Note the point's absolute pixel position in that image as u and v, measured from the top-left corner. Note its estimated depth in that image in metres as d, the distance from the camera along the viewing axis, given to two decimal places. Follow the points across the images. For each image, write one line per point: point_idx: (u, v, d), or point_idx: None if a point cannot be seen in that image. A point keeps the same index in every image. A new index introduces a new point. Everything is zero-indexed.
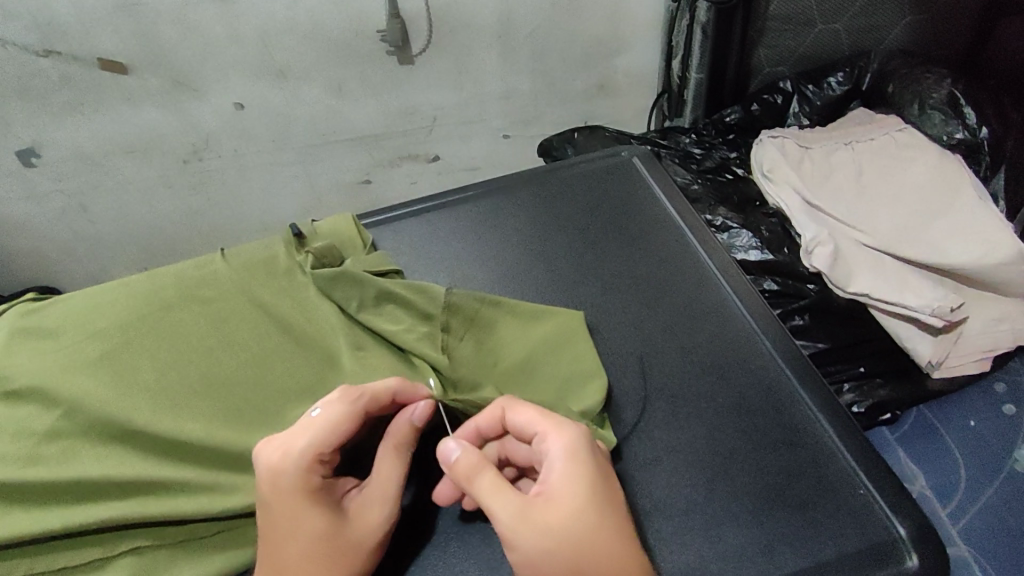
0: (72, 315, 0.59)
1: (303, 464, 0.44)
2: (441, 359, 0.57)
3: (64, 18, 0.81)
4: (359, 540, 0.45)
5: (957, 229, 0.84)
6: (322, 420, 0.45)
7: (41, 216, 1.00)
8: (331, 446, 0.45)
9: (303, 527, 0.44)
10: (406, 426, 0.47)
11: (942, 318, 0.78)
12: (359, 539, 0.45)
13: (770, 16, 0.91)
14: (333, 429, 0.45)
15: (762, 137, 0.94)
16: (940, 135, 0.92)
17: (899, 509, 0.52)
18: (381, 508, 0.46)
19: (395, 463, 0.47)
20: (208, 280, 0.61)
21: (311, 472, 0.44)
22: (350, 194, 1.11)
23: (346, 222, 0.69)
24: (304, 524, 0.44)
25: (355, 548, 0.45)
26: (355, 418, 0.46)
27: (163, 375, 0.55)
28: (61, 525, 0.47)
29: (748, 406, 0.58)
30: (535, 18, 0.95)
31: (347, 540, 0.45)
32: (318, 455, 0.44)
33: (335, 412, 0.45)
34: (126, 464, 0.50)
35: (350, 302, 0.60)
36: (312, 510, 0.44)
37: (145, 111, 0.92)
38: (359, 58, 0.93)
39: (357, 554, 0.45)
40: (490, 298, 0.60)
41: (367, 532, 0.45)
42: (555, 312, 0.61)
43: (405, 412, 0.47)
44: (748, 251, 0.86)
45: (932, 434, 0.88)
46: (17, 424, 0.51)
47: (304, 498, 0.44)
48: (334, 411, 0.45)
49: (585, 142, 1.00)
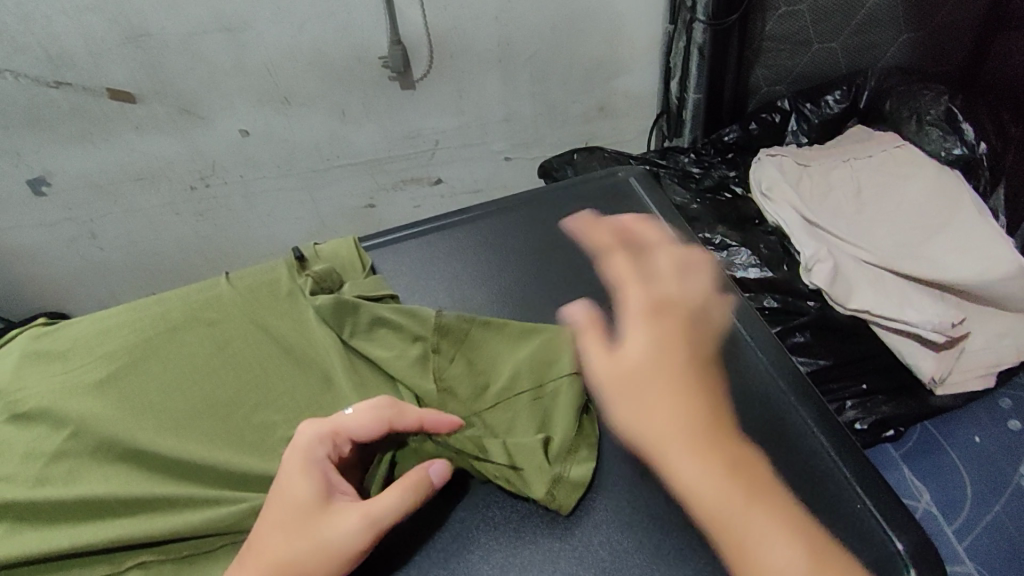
0: (82, 337, 0.60)
1: (324, 435, 0.48)
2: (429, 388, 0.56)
3: (75, 50, 0.84)
4: (336, 537, 0.45)
5: (959, 244, 0.83)
6: (358, 414, 0.49)
7: (51, 244, 1.02)
8: (352, 435, 0.49)
9: (293, 492, 0.46)
10: (420, 475, 0.48)
11: (942, 334, 0.77)
12: (334, 536, 0.45)
13: (766, 36, 0.92)
14: (361, 418, 0.49)
15: (761, 156, 0.94)
16: (938, 151, 0.93)
17: (902, 528, 0.52)
18: (365, 517, 0.45)
19: (399, 493, 0.47)
20: (213, 303, 0.62)
21: (325, 447, 0.47)
22: (353, 218, 1.12)
23: (347, 246, 0.70)
24: (295, 489, 0.46)
25: (328, 543, 0.44)
26: (381, 421, 0.49)
27: (168, 398, 0.56)
28: (73, 545, 0.48)
29: (746, 422, 0.57)
30: (533, 42, 0.96)
31: (326, 530, 0.45)
32: (338, 433, 0.48)
33: (373, 413, 0.49)
34: (131, 482, 0.51)
35: (344, 327, 0.60)
36: (312, 481, 0.46)
37: (154, 139, 0.94)
38: (361, 85, 0.95)
39: (330, 552, 0.44)
40: (479, 319, 0.61)
41: (346, 534, 0.45)
42: (541, 330, 0.61)
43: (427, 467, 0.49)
44: (747, 268, 0.87)
45: (935, 451, 0.87)
46: (27, 446, 0.52)
47: (308, 468, 0.46)
48: (373, 409, 0.49)
49: (583, 163, 1.00)
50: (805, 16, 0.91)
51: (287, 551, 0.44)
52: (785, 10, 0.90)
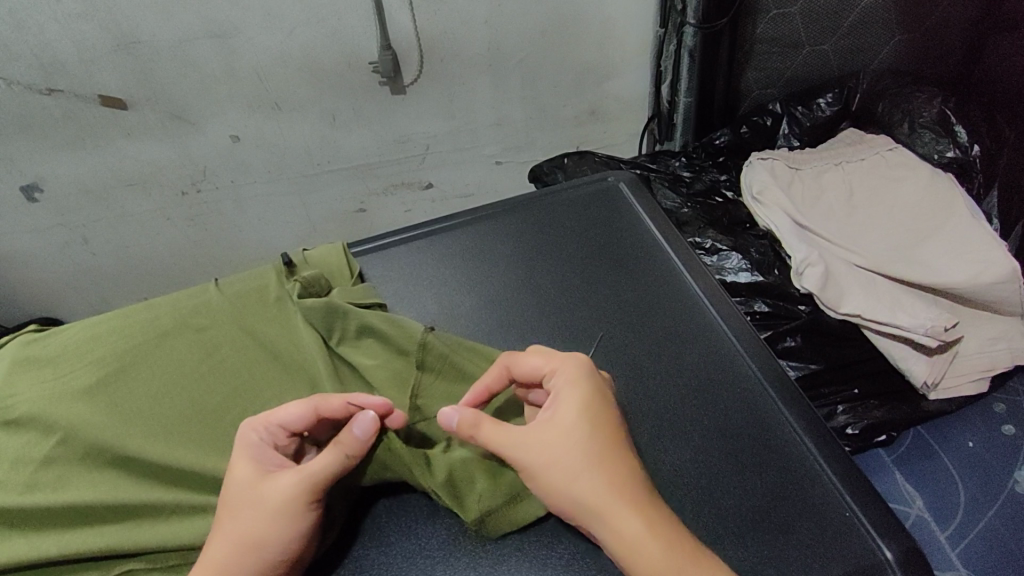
0: (71, 343, 0.60)
1: (254, 425, 0.48)
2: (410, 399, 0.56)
3: (67, 57, 0.84)
4: (275, 499, 0.45)
5: (950, 248, 0.83)
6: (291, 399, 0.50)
7: (44, 249, 1.02)
8: (282, 422, 0.49)
9: (232, 475, 0.46)
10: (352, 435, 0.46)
11: (936, 338, 0.77)
12: (272, 498, 0.45)
13: (757, 39, 0.92)
14: (290, 408, 0.49)
15: (751, 160, 0.93)
16: (931, 154, 0.93)
17: (890, 534, 0.51)
18: (294, 478, 0.45)
19: (328, 454, 0.46)
20: (203, 308, 0.62)
21: (258, 434, 0.48)
22: (344, 222, 1.12)
23: (336, 252, 0.70)
24: (233, 473, 0.46)
25: (268, 506, 0.44)
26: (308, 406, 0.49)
27: (158, 404, 0.56)
28: (62, 552, 0.47)
29: (734, 428, 0.57)
30: (524, 47, 0.96)
31: (265, 495, 0.45)
32: (267, 422, 0.48)
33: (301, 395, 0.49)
34: (119, 488, 0.51)
35: (333, 334, 0.60)
36: (249, 460, 0.47)
37: (146, 145, 0.94)
38: (351, 90, 0.95)
39: (265, 515, 0.44)
40: (465, 344, 0.60)
41: (284, 494, 0.45)
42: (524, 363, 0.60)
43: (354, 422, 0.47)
44: (738, 272, 0.86)
45: (929, 456, 0.86)
46: (16, 452, 0.52)
47: (242, 450, 0.47)
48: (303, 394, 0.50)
49: (574, 167, 1.00)
50: (796, 19, 0.91)
51: (237, 527, 0.44)
52: (777, 12, 0.89)
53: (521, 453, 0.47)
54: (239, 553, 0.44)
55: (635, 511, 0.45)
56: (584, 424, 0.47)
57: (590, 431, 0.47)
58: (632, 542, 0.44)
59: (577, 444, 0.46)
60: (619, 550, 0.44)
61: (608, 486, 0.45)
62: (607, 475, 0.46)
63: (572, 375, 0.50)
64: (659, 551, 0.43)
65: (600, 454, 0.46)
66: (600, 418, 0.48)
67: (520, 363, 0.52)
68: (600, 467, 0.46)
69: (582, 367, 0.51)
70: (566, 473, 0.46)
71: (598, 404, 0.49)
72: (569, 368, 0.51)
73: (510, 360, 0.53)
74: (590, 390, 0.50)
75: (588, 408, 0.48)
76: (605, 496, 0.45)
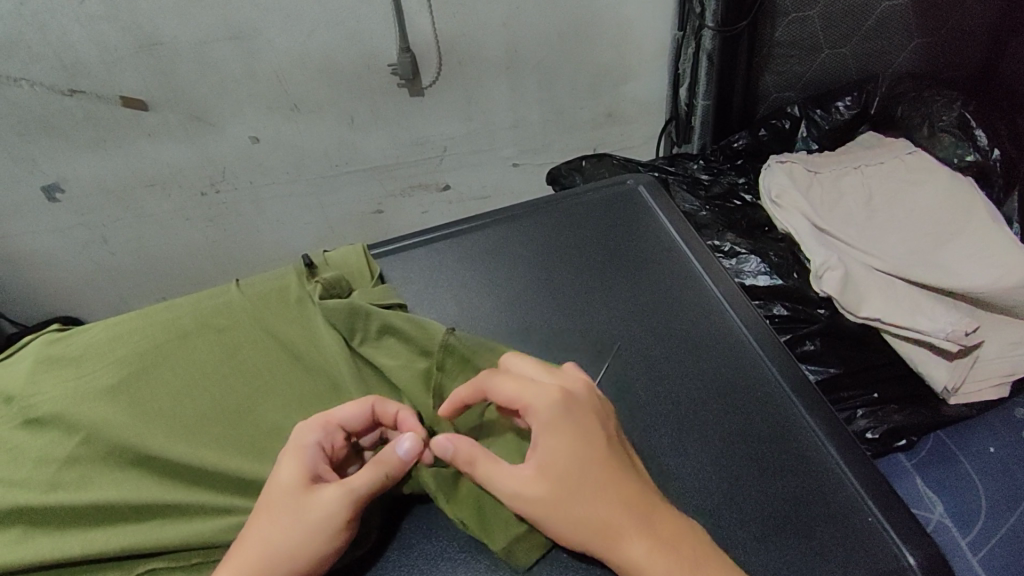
0: (94, 343, 0.61)
1: (315, 424, 0.49)
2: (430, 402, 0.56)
3: (89, 59, 0.85)
4: (315, 512, 0.45)
5: (970, 252, 0.83)
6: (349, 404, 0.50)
7: (64, 249, 1.03)
8: (341, 420, 0.49)
9: (280, 472, 0.47)
10: (394, 459, 0.48)
11: (957, 342, 0.76)
12: (315, 510, 0.45)
13: (775, 43, 0.92)
14: (348, 407, 0.50)
15: (770, 163, 0.93)
16: (951, 158, 0.92)
17: (912, 540, 0.51)
18: (339, 494, 0.45)
19: (371, 475, 0.46)
20: (224, 309, 0.62)
21: (317, 431, 0.48)
22: (361, 223, 1.13)
23: (357, 253, 0.70)
24: (281, 470, 0.47)
25: (309, 518, 0.45)
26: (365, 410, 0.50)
27: (180, 405, 0.56)
28: (85, 552, 0.47)
29: (754, 433, 0.57)
30: (541, 50, 0.96)
31: (307, 505, 0.45)
32: (329, 421, 0.49)
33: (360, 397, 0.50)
34: (143, 488, 0.51)
35: (354, 334, 0.61)
36: (299, 465, 0.47)
37: (166, 145, 0.95)
38: (369, 92, 0.95)
39: (304, 525, 0.45)
40: (488, 345, 0.60)
41: (327, 509, 0.45)
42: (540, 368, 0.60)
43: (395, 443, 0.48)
44: (757, 276, 0.85)
45: (950, 461, 0.86)
46: (41, 451, 0.52)
47: (297, 451, 0.47)
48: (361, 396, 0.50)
49: (591, 170, 1.00)
50: (814, 22, 0.90)
51: (270, 527, 0.45)
52: (795, 16, 0.89)
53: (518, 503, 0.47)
54: (265, 555, 0.44)
55: (638, 537, 0.46)
56: (572, 464, 0.47)
57: (579, 472, 0.47)
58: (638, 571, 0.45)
59: (569, 487, 0.47)
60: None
61: (607, 522, 0.46)
62: (605, 511, 0.46)
63: (545, 413, 0.48)
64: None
65: (592, 494, 0.47)
66: (588, 452, 0.47)
67: (495, 389, 0.50)
68: (596, 506, 0.46)
69: (557, 397, 0.49)
70: (565, 518, 0.46)
71: (580, 439, 0.48)
72: (544, 403, 0.48)
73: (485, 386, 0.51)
74: (572, 424, 0.48)
75: (572, 445, 0.47)
76: (605, 532, 0.46)
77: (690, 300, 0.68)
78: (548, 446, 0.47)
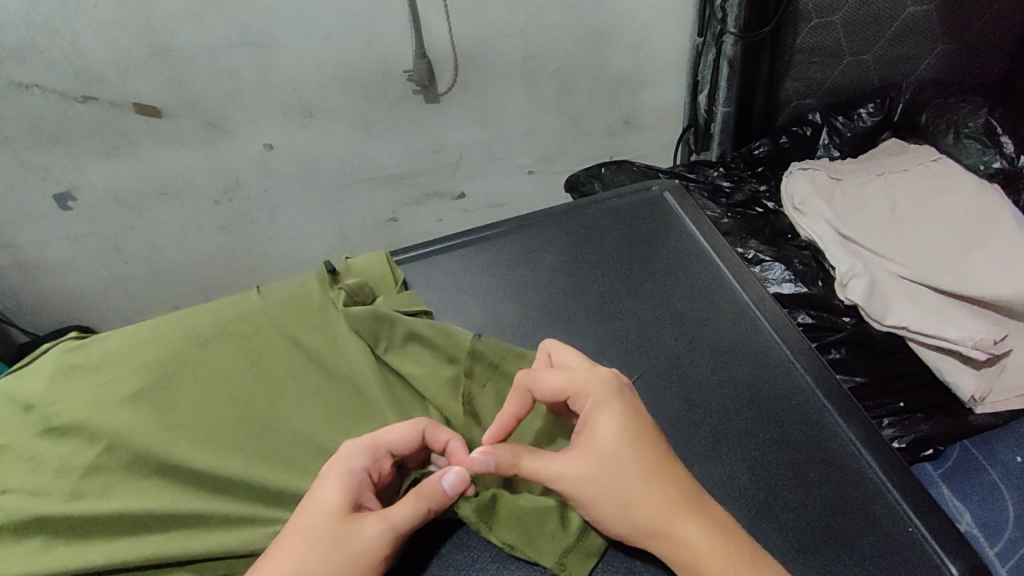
0: (115, 350, 0.59)
1: (364, 447, 0.46)
2: (459, 411, 0.55)
3: (104, 66, 0.84)
4: (356, 542, 0.42)
5: (999, 258, 0.82)
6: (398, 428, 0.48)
7: (75, 258, 1.02)
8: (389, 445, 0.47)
9: (320, 495, 0.44)
10: (438, 490, 0.46)
11: (985, 351, 0.75)
12: (355, 539, 0.43)
13: (798, 48, 0.91)
14: (397, 430, 0.48)
15: (792, 170, 0.93)
16: (977, 165, 0.92)
17: (955, 551, 0.49)
18: (383, 525, 0.43)
19: (414, 507, 0.45)
20: (246, 316, 0.61)
21: (364, 455, 0.46)
22: (376, 232, 1.12)
23: (379, 260, 0.68)
24: (322, 493, 0.44)
25: (349, 548, 0.42)
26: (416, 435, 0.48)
27: (202, 413, 0.54)
28: (110, 561, 0.46)
29: (790, 441, 0.56)
30: (558, 57, 0.96)
31: (347, 534, 0.43)
32: (377, 445, 0.47)
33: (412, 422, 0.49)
34: (166, 497, 0.50)
35: (379, 341, 0.59)
36: (343, 489, 0.44)
37: (179, 153, 0.94)
38: (385, 99, 0.95)
39: (343, 555, 0.42)
40: (515, 350, 0.58)
41: (367, 540, 0.43)
42: None
43: (441, 475, 0.46)
44: (781, 284, 0.85)
45: (975, 470, 0.84)
46: (61, 460, 0.51)
47: (341, 474, 0.45)
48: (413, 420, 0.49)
49: (611, 177, 1.00)
50: (838, 28, 0.90)
51: (307, 554, 0.41)
52: (818, 22, 0.89)
53: (571, 489, 0.46)
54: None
55: (691, 520, 0.45)
56: (627, 443, 0.47)
57: (631, 452, 0.46)
58: (698, 555, 0.44)
59: (621, 468, 0.46)
60: (684, 563, 0.44)
61: (661, 502, 0.45)
62: (662, 492, 0.45)
63: (600, 394, 0.48)
64: (722, 561, 0.43)
65: (644, 474, 0.46)
66: (640, 433, 0.47)
67: (542, 382, 0.50)
68: (652, 485, 0.45)
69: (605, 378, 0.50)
70: (621, 498, 0.45)
71: (632, 420, 0.48)
72: (595, 383, 0.49)
73: (529, 381, 0.50)
74: (625, 404, 0.48)
75: (625, 425, 0.47)
76: (657, 514, 0.45)
77: (719, 308, 0.67)
78: (601, 425, 0.47)
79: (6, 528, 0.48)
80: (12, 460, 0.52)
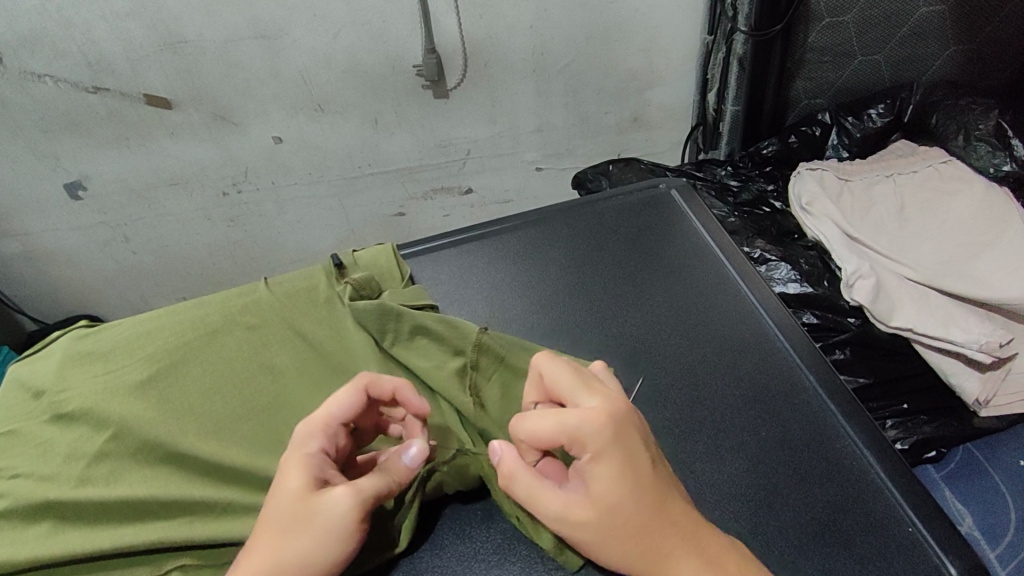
0: (124, 339, 0.60)
1: (315, 427, 0.45)
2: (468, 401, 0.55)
3: (114, 55, 0.84)
4: (326, 516, 0.42)
5: (1007, 262, 0.82)
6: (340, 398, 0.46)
7: (86, 247, 1.03)
8: (343, 421, 0.46)
9: (285, 483, 0.43)
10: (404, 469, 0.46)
11: (990, 354, 0.75)
12: (324, 519, 0.42)
13: (809, 48, 0.91)
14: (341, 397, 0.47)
15: (801, 171, 0.93)
16: (987, 167, 0.91)
17: (954, 550, 0.49)
18: (349, 499, 0.42)
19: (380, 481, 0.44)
20: (252, 306, 0.61)
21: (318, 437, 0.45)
22: (383, 226, 1.12)
23: (387, 253, 0.69)
24: (287, 481, 0.43)
25: (319, 527, 0.42)
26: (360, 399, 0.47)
27: (207, 402, 0.54)
28: (112, 545, 0.46)
29: (793, 440, 0.56)
30: (569, 54, 0.96)
31: (318, 512, 0.42)
32: (328, 422, 0.46)
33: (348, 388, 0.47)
34: (172, 483, 0.50)
35: (385, 335, 0.59)
36: (304, 472, 0.44)
37: (189, 144, 0.94)
38: (394, 93, 0.95)
39: (316, 534, 0.42)
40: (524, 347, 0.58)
41: (336, 517, 0.42)
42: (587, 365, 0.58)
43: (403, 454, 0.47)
44: (786, 284, 0.85)
45: (977, 473, 0.84)
46: (69, 445, 0.51)
47: (301, 458, 0.44)
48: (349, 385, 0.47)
49: (619, 174, 1.00)
50: (850, 28, 0.90)
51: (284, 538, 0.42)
52: (830, 21, 0.89)
53: (568, 532, 0.44)
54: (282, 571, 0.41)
55: (686, 560, 0.43)
56: (623, 493, 0.43)
57: (630, 500, 0.43)
58: None
59: (620, 518, 0.43)
60: None
61: (657, 546, 0.43)
62: (658, 540, 0.43)
63: (594, 445, 0.42)
64: None
65: (645, 519, 0.43)
66: (638, 481, 0.43)
67: (529, 426, 0.44)
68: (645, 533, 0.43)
69: (601, 421, 0.43)
70: (617, 543, 0.43)
71: (629, 470, 0.43)
72: (588, 431, 0.42)
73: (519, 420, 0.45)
74: (624, 451, 0.43)
75: (622, 474, 0.43)
76: (654, 557, 0.43)
77: (725, 306, 0.67)
78: (596, 476, 0.43)
79: (16, 511, 0.48)
80: (23, 445, 0.53)
